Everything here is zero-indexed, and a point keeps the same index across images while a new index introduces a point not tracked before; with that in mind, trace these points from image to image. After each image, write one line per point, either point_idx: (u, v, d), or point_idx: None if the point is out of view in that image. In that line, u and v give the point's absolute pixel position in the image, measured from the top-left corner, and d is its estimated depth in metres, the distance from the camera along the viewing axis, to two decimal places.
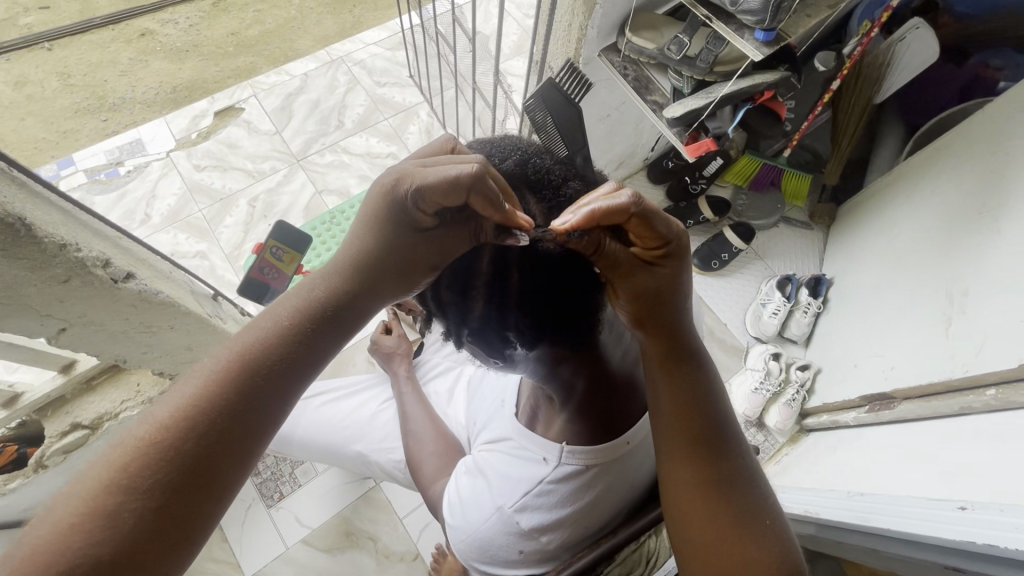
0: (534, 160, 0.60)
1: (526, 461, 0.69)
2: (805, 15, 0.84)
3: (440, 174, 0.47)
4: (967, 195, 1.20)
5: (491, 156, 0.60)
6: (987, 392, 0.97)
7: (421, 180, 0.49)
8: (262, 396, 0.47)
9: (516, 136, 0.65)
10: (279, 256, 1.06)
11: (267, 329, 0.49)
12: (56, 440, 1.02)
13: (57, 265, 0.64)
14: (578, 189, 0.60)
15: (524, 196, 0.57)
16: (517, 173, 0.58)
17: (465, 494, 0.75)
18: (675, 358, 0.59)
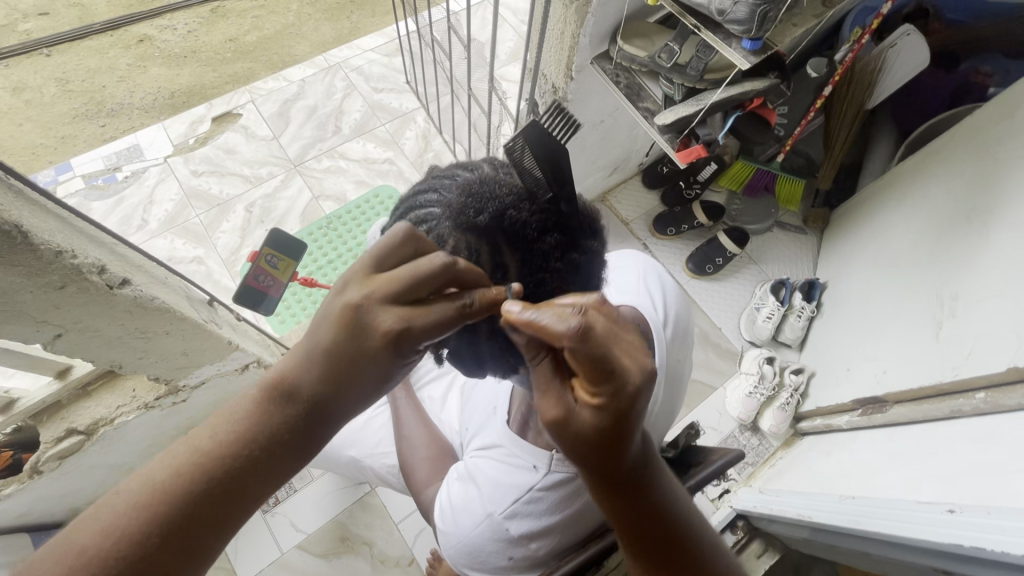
0: (511, 212, 0.59)
1: (516, 468, 0.69)
2: (791, 24, 0.86)
3: (437, 320, 0.52)
4: (957, 201, 1.22)
5: (467, 205, 0.58)
6: (976, 395, 0.98)
7: (417, 329, 0.52)
8: (240, 490, 0.53)
9: (499, 178, 0.61)
10: (274, 263, 1.07)
11: (230, 439, 0.53)
12: (51, 445, 1.02)
13: (54, 272, 0.65)
14: (555, 243, 0.60)
15: (500, 248, 0.59)
16: (493, 227, 0.58)
17: (455, 500, 0.75)
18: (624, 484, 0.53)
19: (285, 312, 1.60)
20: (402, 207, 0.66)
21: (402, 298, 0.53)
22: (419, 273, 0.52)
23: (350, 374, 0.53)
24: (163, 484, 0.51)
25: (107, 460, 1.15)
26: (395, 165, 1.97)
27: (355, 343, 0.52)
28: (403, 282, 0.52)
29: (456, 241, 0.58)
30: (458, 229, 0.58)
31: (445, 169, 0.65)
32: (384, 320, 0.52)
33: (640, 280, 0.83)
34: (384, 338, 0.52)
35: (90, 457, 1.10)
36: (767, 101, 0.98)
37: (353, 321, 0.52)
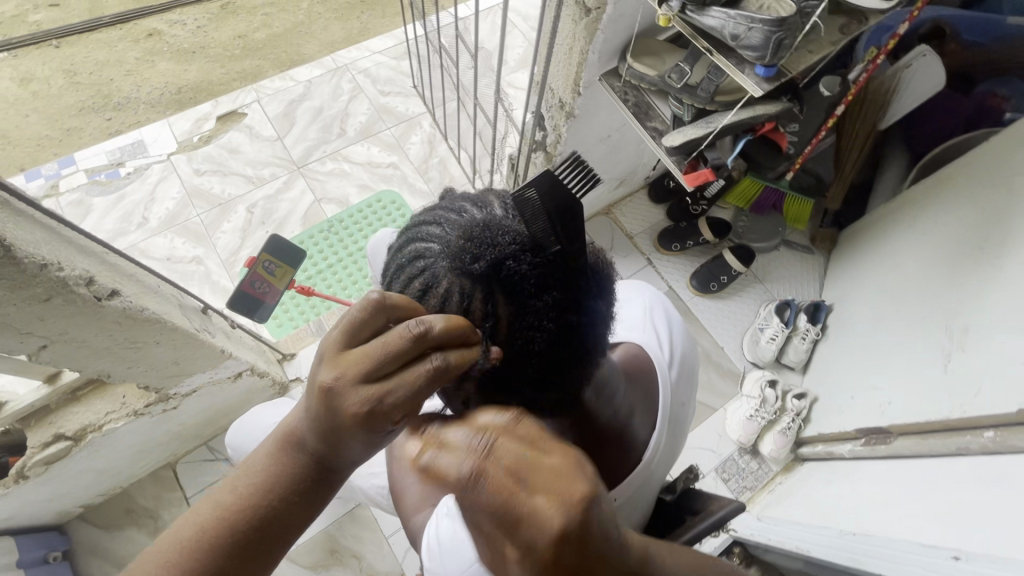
0: (509, 262, 0.53)
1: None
2: (807, 51, 0.84)
3: (411, 395, 0.50)
4: (969, 231, 1.19)
5: (466, 248, 0.55)
6: (985, 433, 0.96)
7: (390, 406, 0.50)
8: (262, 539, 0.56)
9: (509, 217, 0.56)
10: (270, 270, 1.05)
11: (246, 499, 0.56)
12: (37, 451, 1.00)
13: (38, 285, 0.64)
14: (553, 301, 0.55)
15: (494, 296, 0.55)
16: (488, 275, 0.54)
17: (443, 538, 0.73)
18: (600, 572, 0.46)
19: (284, 317, 1.59)
20: (402, 238, 0.62)
21: (371, 377, 0.51)
22: (388, 351, 0.50)
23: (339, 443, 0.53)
24: (190, 548, 0.55)
25: (95, 465, 1.13)
26: (399, 170, 1.95)
27: (331, 417, 0.52)
28: (373, 359, 0.51)
29: (450, 284, 0.55)
30: (453, 272, 0.55)
31: (461, 201, 0.61)
32: (354, 397, 0.50)
33: (647, 314, 0.81)
34: (355, 417, 0.51)
35: (78, 462, 1.08)
36: (779, 125, 0.96)
37: (324, 400, 0.51)
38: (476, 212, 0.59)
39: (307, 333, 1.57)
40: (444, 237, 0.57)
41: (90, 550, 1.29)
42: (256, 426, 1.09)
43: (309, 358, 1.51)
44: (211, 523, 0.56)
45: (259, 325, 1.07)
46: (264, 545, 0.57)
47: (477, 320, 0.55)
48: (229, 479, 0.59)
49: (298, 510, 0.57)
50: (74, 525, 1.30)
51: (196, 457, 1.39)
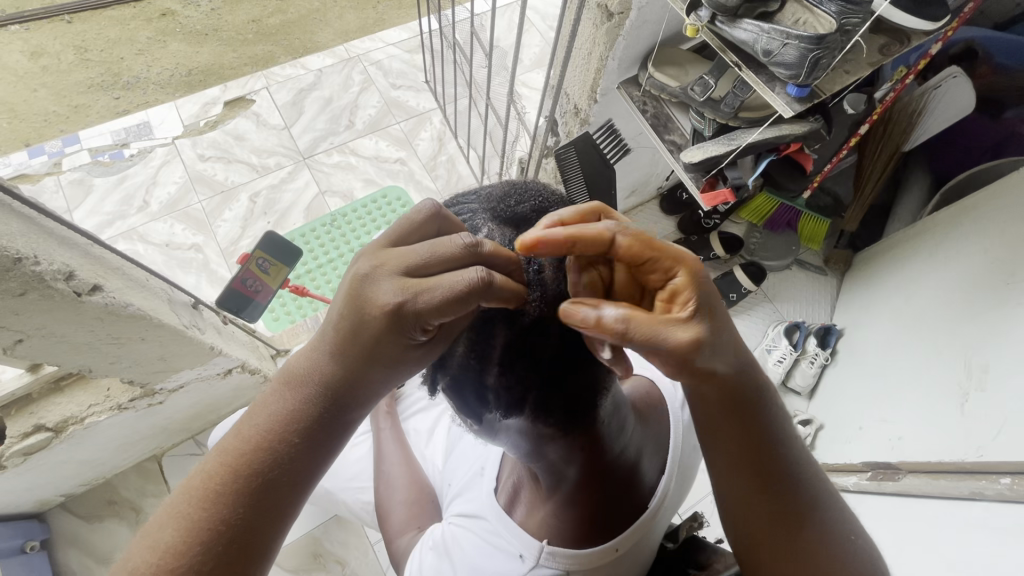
0: (551, 209, 0.58)
1: (500, 552, 0.63)
2: (843, 71, 0.80)
3: (448, 295, 0.45)
4: (994, 263, 1.14)
5: (508, 197, 0.58)
6: (1001, 480, 0.89)
7: (425, 306, 0.46)
8: (278, 481, 0.51)
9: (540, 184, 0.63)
10: (264, 268, 1.01)
11: (249, 445, 0.51)
12: (17, 440, 0.97)
13: (12, 279, 0.60)
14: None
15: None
16: (531, 220, 0.57)
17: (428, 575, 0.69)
18: (738, 398, 0.54)
19: (278, 308, 1.57)
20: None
21: (409, 273, 0.48)
22: (435, 252, 0.48)
23: (364, 357, 0.49)
24: (205, 488, 0.50)
25: (76, 457, 1.10)
26: (406, 166, 1.90)
27: (362, 320, 0.48)
28: (416, 257, 0.48)
29: (491, 229, 0.56)
30: (494, 221, 0.57)
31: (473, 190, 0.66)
32: (388, 292, 0.47)
33: None
34: (386, 316, 0.47)
35: (57, 454, 1.05)
36: (805, 145, 0.91)
37: (356, 296, 0.48)
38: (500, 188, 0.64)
39: (303, 328, 1.53)
40: (484, 195, 0.61)
41: (69, 540, 1.26)
42: None
43: None
44: (220, 468, 0.50)
45: (247, 323, 1.03)
46: (278, 491, 0.51)
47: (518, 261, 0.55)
48: (241, 416, 0.53)
49: (315, 451, 0.52)
50: (54, 513, 1.27)
51: (183, 450, 1.36)
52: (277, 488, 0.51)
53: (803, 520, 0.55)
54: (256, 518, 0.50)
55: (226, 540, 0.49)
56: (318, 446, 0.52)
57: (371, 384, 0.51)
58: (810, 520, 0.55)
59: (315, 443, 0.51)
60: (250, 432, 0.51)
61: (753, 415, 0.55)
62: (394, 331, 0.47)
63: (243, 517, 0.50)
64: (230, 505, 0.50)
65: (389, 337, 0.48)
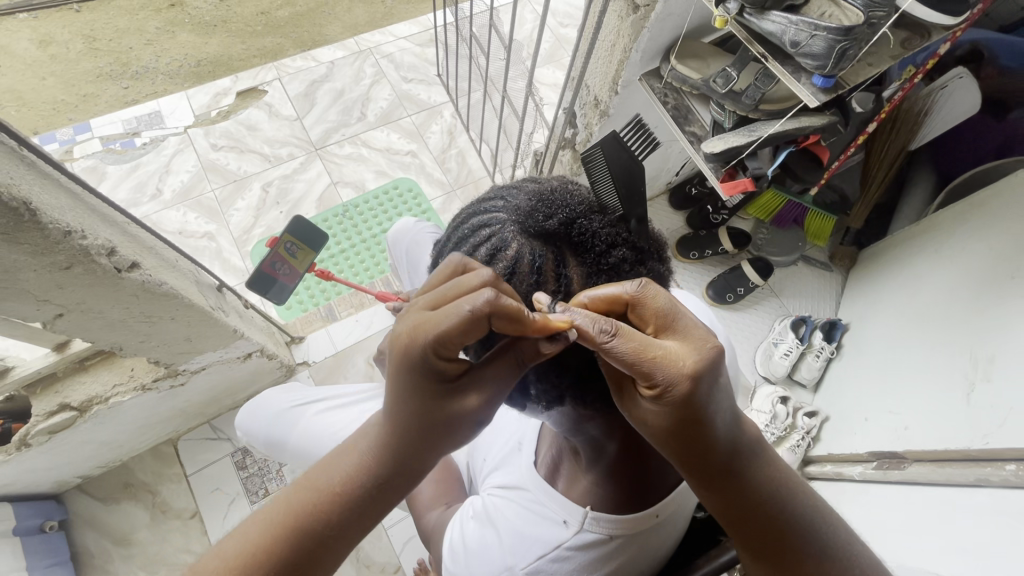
0: (581, 220, 0.56)
1: (543, 519, 0.65)
2: (866, 64, 0.83)
3: (451, 324, 0.46)
4: (1000, 258, 1.16)
5: (537, 209, 0.56)
6: (1007, 467, 0.92)
7: (435, 338, 0.47)
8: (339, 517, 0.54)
9: (571, 188, 0.61)
10: (291, 252, 1.04)
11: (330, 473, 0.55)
12: (41, 419, 0.98)
13: (60, 252, 0.63)
14: (624, 257, 0.57)
15: (564, 258, 0.55)
16: (561, 235, 0.55)
17: (470, 541, 0.71)
18: (724, 475, 0.53)
19: (295, 303, 1.57)
20: (458, 222, 0.62)
21: (424, 312, 0.49)
22: (457, 289, 0.49)
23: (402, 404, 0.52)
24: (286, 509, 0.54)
25: (97, 437, 1.12)
26: (417, 159, 1.92)
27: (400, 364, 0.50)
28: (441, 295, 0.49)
29: (521, 246, 0.54)
30: (522, 236, 0.54)
31: (508, 182, 0.64)
32: (404, 326, 0.49)
33: None
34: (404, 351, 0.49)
35: (79, 434, 1.07)
36: (822, 139, 0.94)
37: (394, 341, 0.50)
38: (526, 188, 0.61)
39: (317, 316, 1.55)
40: (511, 204, 0.58)
41: (86, 521, 1.27)
42: (268, 409, 1.08)
43: (318, 343, 1.49)
44: (277, 516, 0.54)
45: (273, 307, 1.05)
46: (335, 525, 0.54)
47: (551, 281, 0.54)
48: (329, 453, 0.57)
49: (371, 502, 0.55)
50: (71, 494, 1.28)
51: (198, 434, 1.37)
52: (330, 534, 0.54)
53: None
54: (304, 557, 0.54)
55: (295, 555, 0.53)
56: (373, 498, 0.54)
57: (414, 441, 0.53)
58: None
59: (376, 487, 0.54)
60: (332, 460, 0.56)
61: (746, 487, 0.54)
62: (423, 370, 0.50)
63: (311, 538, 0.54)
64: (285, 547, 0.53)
65: (417, 379, 0.50)
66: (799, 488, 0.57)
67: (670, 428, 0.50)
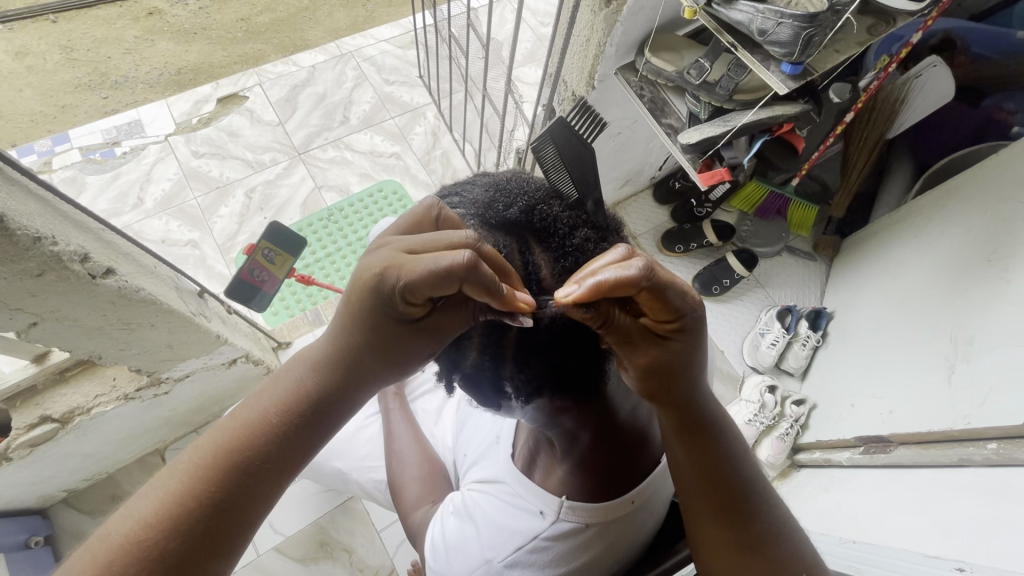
0: (541, 205, 0.57)
1: (520, 511, 0.65)
2: (833, 50, 0.84)
3: (427, 271, 0.46)
4: (977, 241, 1.18)
5: (495, 200, 0.57)
6: (988, 445, 0.94)
7: (406, 281, 0.47)
8: (296, 435, 0.53)
9: (527, 176, 0.62)
10: (270, 258, 1.03)
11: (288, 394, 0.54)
12: (22, 432, 0.96)
13: (30, 259, 0.63)
14: (587, 237, 0.56)
15: (529, 245, 0.55)
16: (523, 223, 0.55)
17: (451, 538, 0.71)
18: (696, 427, 0.57)
19: (280, 306, 1.57)
20: None
21: (405, 252, 0.49)
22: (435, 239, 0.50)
23: (366, 331, 0.52)
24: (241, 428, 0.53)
25: (81, 449, 1.10)
26: (400, 161, 1.92)
27: (357, 297, 0.51)
28: (415, 240, 0.50)
29: (483, 237, 0.55)
30: (485, 228, 0.56)
31: (467, 176, 0.65)
32: (377, 263, 0.50)
33: None
34: (372, 282, 0.49)
35: (62, 446, 1.05)
36: (796, 127, 0.97)
37: (356, 277, 0.51)
38: (486, 180, 0.62)
39: (303, 322, 1.53)
40: (469, 199, 0.59)
41: (74, 536, 1.26)
42: None
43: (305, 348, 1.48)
44: (206, 457, 0.51)
45: (255, 313, 1.05)
46: (283, 446, 0.53)
47: (519, 271, 0.54)
48: (278, 375, 0.56)
49: (311, 430, 0.54)
50: (58, 508, 1.27)
51: (186, 443, 1.36)
52: (265, 466, 0.52)
53: (765, 550, 0.55)
54: (239, 492, 0.51)
55: (242, 469, 0.51)
56: (320, 412, 0.54)
57: (370, 366, 0.54)
58: (771, 543, 0.55)
59: (327, 407, 0.54)
60: (287, 383, 0.54)
61: (712, 448, 0.57)
62: (381, 305, 0.50)
63: (262, 455, 0.52)
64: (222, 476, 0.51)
65: (381, 314, 0.51)
66: (752, 461, 0.60)
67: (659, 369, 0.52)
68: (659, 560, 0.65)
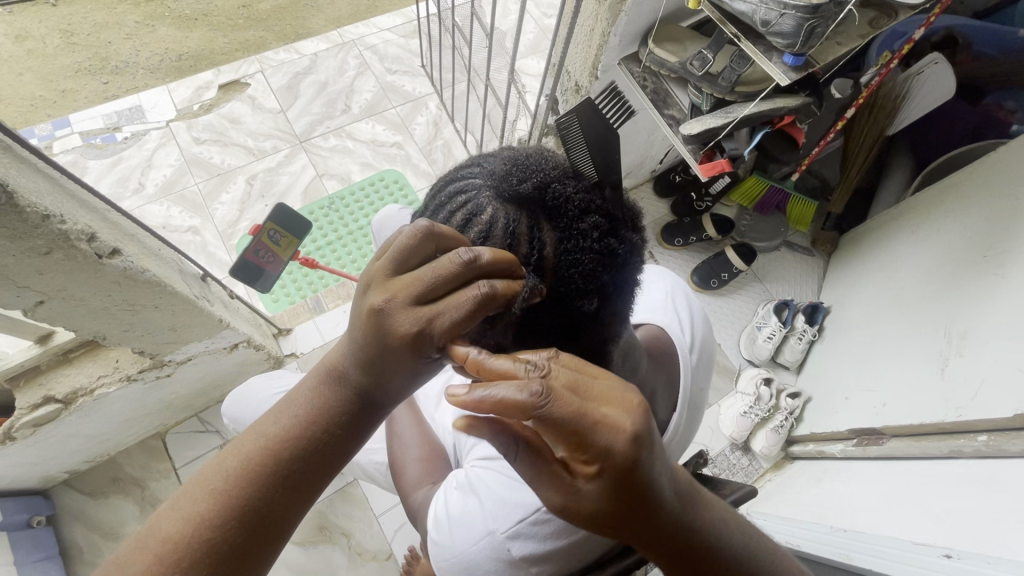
0: (556, 184, 0.55)
1: (524, 486, 0.65)
2: (835, 42, 0.84)
3: (463, 321, 0.46)
4: (973, 236, 1.19)
5: (512, 173, 0.55)
6: (979, 438, 0.96)
7: (444, 333, 0.47)
8: (307, 475, 0.51)
9: (551, 151, 0.60)
10: (276, 240, 1.04)
11: (293, 434, 0.51)
12: (26, 412, 0.97)
13: (39, 237, 0.64)
14: (596, 224, 0.56)
15: (538, 222, 0.55)
16: (536, 199, 0.54)
17: (453, 511, 0.72)
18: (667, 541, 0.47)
19: (279, 292, 1.57)
20: (438, 185, 0.62)
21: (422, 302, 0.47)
22: (440, 275, 0.47)
23: (383, 372, 0.50)
24: (242, 472, 0.50)
25: (83, 431, 1.11)
26: (402, 150, 1.92)
27: (373, 342, 0.48)
28: (424, 284, 0.47)
29: (495, 210, 0.54)
30: (498, 200, 0.55)
31: (489, 147, 0.63)
32: (405, 322, 0.47)
33: (670, 297, 0.87)
34: (405, 343, 0.47)
35: (64, 427, 1.06)
36: (797, 120, 0.97)
37: (373, 324, 0.47)
38: (510, 151, 0.60)
39: (304, 309, 1.54)
40: (488, 169, 0.58)
41: (75, 517, 1.27)
42: (255, 394, 1.08)
43: (305, 334, 1.50)
44: (208, 503, 0.48)
45: (259, 293, 1.06)
46: (293, 488, 0.51)
47: (523, 246, 0.54)
48: (278, 411, 0.53)
49: (321, 466, 0.52)
50: (59, 490, 1.28)
51: (186, 427, 1.37)
52: (274, 510, 0.50)
53: None
54: (253, 539, 0.49)
55: (252, 518, 0.49)
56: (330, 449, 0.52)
57: (394, 389, 0.52)
58: None
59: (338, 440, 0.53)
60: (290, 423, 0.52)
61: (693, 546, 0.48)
62: (411, 354, 0.48)
63: (272, 499, 0.50)
64: (250, 496, 0.49)
65: (407, 360, 0.48)
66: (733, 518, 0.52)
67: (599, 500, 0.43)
68: None
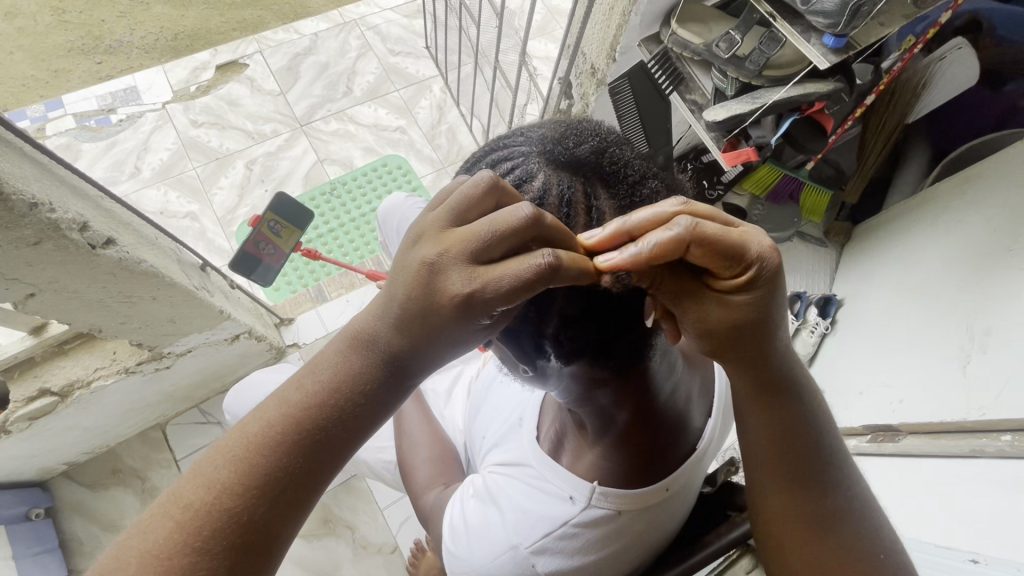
0: (612, 149, 0.53)
1: (548, 496, 0.63)
2: (879, 23, 0.80)
3: (514, 283, 0.41)
4: (998, 229, 1.16)
5: (565, 138, 0.52)
6: (1003, 437, 0.91)
7: (493, 292, 0.42)
8: (331, 448, 0.47)
9: (596, 120, 0.58)
10: (275, 230, 1.00)
11: (319, 400, 0.46)
12: (21, 405, 0.94)
13: (27, 226, 0.61)
14: (656, 189, 0.53)
15: (595, 188, 0.50)
16: (592, 163, 0.51)
17: (472, 521, 0.70)
18: (808, 476, 0.54)
19: (281, 281, 1.54)
20: (475, 158, 0.58)
21: (478, 258, 0.42)
22: (499, 232, 0.42)
23: (426, 335, 0.44)
24: (267, 441, 0.46)
25: (81, 423, 1.09)
26: (405, 135, 1.86)
27: (424, 304, 0.44)
28: (481, 240, 0.42)
29: (548, 176, 0.49)
30: (550, 166, 0.50)
31: (525, 122, 0.60)
32: (456, 280, 0.42)
33: None
34: (453, 303, 0.42)
35: (61, 420, 1.03)
36: (827, 107, 0.92)
37: (423, 281, 0.43)
38: (552, 123, 0.57)
39: (306, 297, 1.52)
40: (535, 137, 0.54)
41: (74, 508, 1.25)
42: (257, 390, 1.05)
43: (307, 325, 1.45)
44: (232, 474, 0.46)
45: (259, 285, 1.02)
46: (317, 459, 0.46)
47: (582, 214, 0.49)
48: (308, 373, 0.48)
49: (348, 437, 0.47)
50: (57, 482, 1.26)
51: (187, 419, 1.34)
52: (299, 482, 0.46)
53: (834, 521, 0.54)
54: (274, 512, 0.46)
55: (276, 488, 0.46)
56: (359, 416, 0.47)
57: (437, 354, 0.46)
58: (839, 519, 0.54)
59: (366, 409, 0.46)
60: (319, 385, 0.47)
61: (827, 503, 0.54)
62: (457, 318, 0.43)
63: (293, 471, 0.46)
64: (273, 462, 0.46)
65: (455, 323, 0.43)
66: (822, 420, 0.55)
67: (768, 379, 0.53)
68: (686, 555, 0.63)
